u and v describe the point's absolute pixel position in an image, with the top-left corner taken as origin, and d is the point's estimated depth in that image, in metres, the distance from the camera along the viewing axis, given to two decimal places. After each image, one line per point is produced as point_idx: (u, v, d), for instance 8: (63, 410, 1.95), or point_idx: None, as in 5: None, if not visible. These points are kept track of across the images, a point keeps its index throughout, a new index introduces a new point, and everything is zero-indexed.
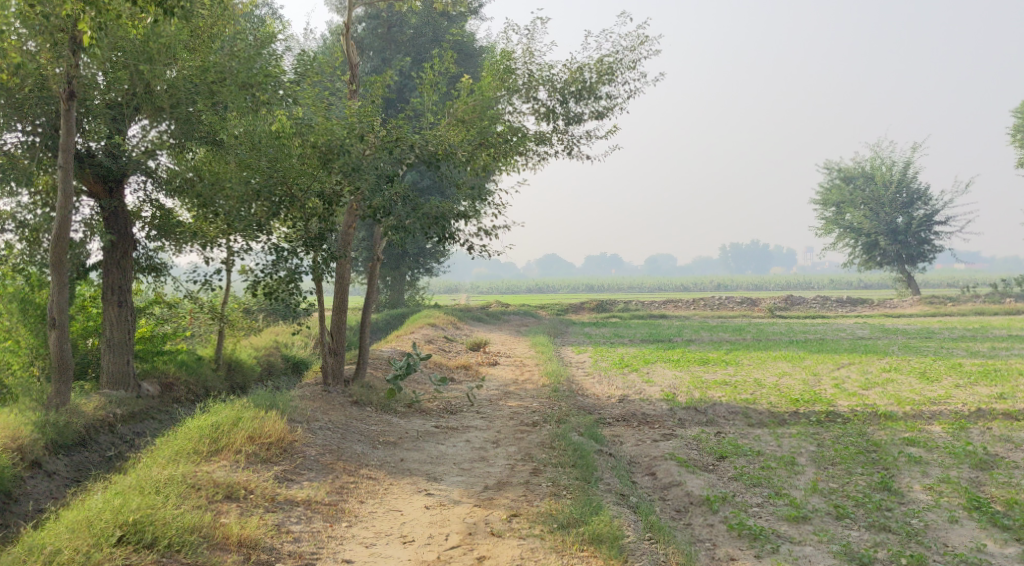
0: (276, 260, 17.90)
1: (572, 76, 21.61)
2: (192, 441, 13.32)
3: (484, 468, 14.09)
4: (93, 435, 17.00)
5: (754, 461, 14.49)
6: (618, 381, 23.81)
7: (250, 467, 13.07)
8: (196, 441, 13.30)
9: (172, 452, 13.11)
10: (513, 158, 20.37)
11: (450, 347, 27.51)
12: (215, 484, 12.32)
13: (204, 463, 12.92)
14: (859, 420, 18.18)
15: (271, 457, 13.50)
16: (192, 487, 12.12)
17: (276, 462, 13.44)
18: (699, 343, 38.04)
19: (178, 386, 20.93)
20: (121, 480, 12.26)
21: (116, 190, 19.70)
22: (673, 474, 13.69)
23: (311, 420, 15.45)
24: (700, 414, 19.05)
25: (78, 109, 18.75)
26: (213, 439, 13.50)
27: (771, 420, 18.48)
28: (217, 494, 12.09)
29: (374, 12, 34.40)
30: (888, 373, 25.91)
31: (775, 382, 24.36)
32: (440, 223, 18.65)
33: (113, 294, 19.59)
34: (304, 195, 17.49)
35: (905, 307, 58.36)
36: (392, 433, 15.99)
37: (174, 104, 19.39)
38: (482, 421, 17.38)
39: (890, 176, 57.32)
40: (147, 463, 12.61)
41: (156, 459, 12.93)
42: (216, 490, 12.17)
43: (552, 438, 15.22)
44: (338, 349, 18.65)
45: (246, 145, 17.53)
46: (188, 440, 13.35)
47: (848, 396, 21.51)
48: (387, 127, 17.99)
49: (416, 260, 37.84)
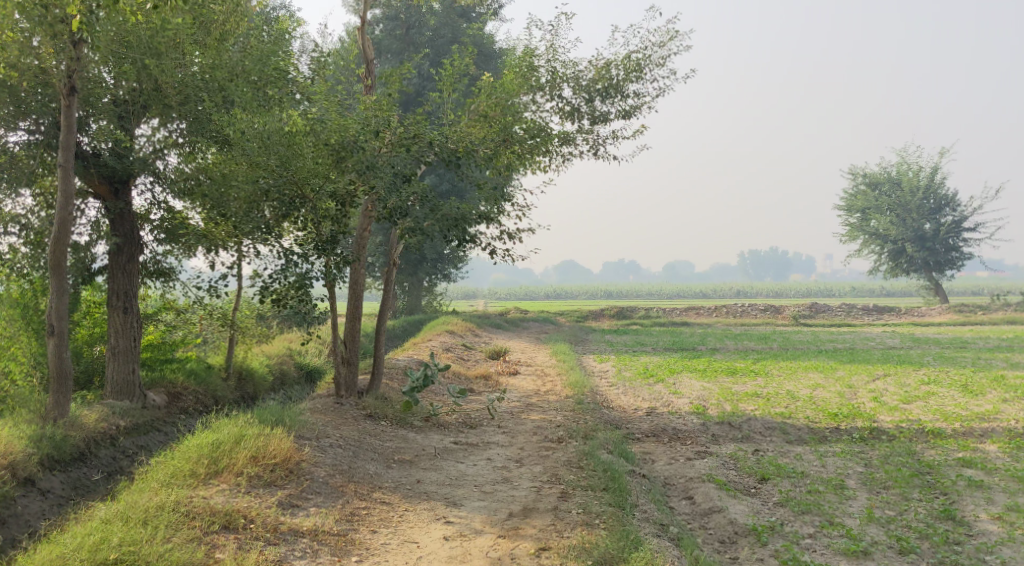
0: (285, 265, 16.71)
1: (598, 73, 20.61)
2: (190, 462, 12.40)
3: (508, 491, 13.03)
4: (93, 449, 16.10)
5: (800, 484, 13.36)
6: (644, 393, 22.80)
7: (252, 491, 12.10)
8: (195, 462, 12.37)
9: (168, 475, 12.19)
10: (537, 158, 19.38)
11: (468, 356, 26.56)
12: (212, 512, 11.38)
13: (202, 488, 11.98)
14: (905, 438, 17.09)
15: (275, 480, 12.50)
16: (186, 517, 11.19)
17: (281, 485, 12.44)
18: (725, 352, 36.96)
19: (186, 397, 20.06)
20: (112, 506, 11.38)
21: (123, 190, 18.88)
22: (713, 499, 12.59)
23: (320, 436, 14.43)
24: (735, 429, 17.96)
25: (83, 106, 17.92)
26: (213, 460, 12.56)
27: (811, 437, 17.37)
28: (214, 524, 11.17)
29: (392, 13, 33.05)
30: (928, 387, 24.78)
31: (810, 395, 23.30)
32: (460, 226, 17.67)
33: (118, 300, 18.73)
34: (317, 196, 16.39)
35: (933, 315, 57.08)
36: (408, 451, 14.97)
37: (183, 101, 18.50)
38: (504, 437, 16.35)
39: (918, 182, 55.92)
40: (138, 489, 11.70)
41: (151, 483, 12.03)
42: (213, 519, 11.26)
43: (580, 458, 14.18)
44: (351, 359, 17.67)
45: (255, 142, 16.24)
46: (186, 461, 12.44)
47: (889, 411, 20.39)
48: (405, 123, 16.93)
49: (433, 265, 36.92)
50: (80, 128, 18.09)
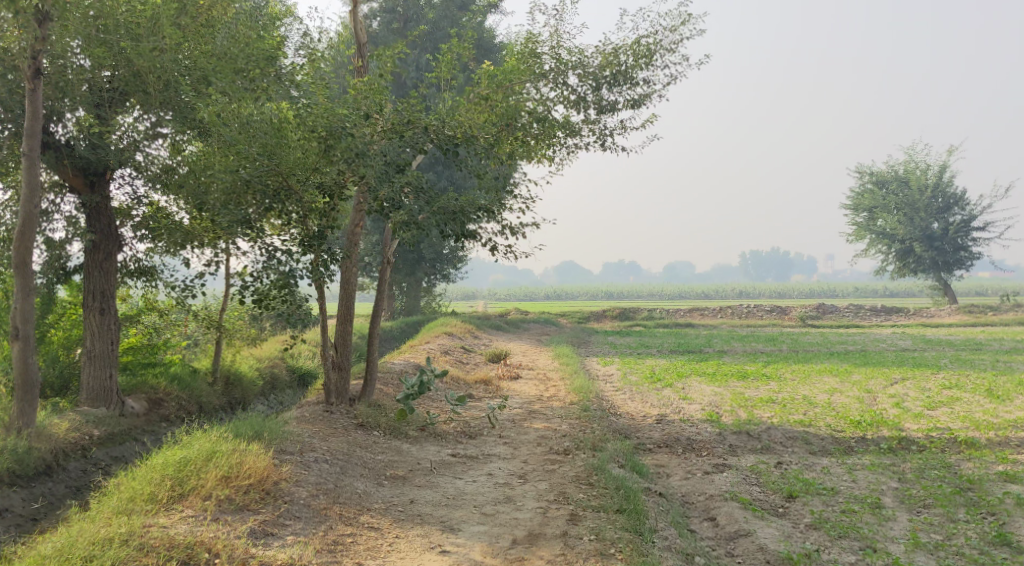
0: (267, 263, 15.45)
1: (606, 59, 19.41)
2: (151, 484, 11.31)
3: (511, 513, 11.83)
4: (61, 462, 14.96)
5: (833, 502, 12.17)
6: (652, 399, 21.59)
7: (220, 518, 10.99)
8: (157, 484, 11.27)
9: (126, 498, 11.11)
10: (540, 150, 18.16)
11: (467, 359, 25.35)
12: (171, 545, 10.30)
13: (163, 515, 10.89)
14: (937, 449, 15.90)
15: (249, 503, 11.37)
16: (140, 553, 10.12)
17: (255, 510, 11.30)
18: (734, 354, 35.73)
19: (168, 404, 18.80)
20: (59, 538, 10.34)
21: (99, 183, 17.68)
22: (738, 521, 11.44)
23: (305, 450, 13.24)
24: (754, 439, 16.74)
25: (55, 94, 16.76)
26: (179, 482, 11.45)
27: (837, 447, 16.17)
28: (172, 560, 10.09)
29: (389, 5, 32.07)
30: (951, 392, 23.57)
31: (827, 400, 22.10)
32: (459, 219, 16.34)
33: (94, 300, 17.59)
34: (303, 188, 15.20)
35: (943, 315, 55.86)
36: (402, 465, 13.75)
37: (163, 88, 17.29)
38: (505, 449, 15.13)
39: (926, 180, 54.70)
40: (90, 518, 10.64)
41: (108, 508, 10.96)
42: (170, 554, 10.17)
43: (589, 473, 12.98)
44: (343, 364, 16.52)
45: (235, 127, 15.04)
46: (147, 483, 11.34)
47: (915, 419, 19.17)
48: (399, 107, 15.68)
49: (432, 265, 35.76)
50: (54, 118, 16.98)
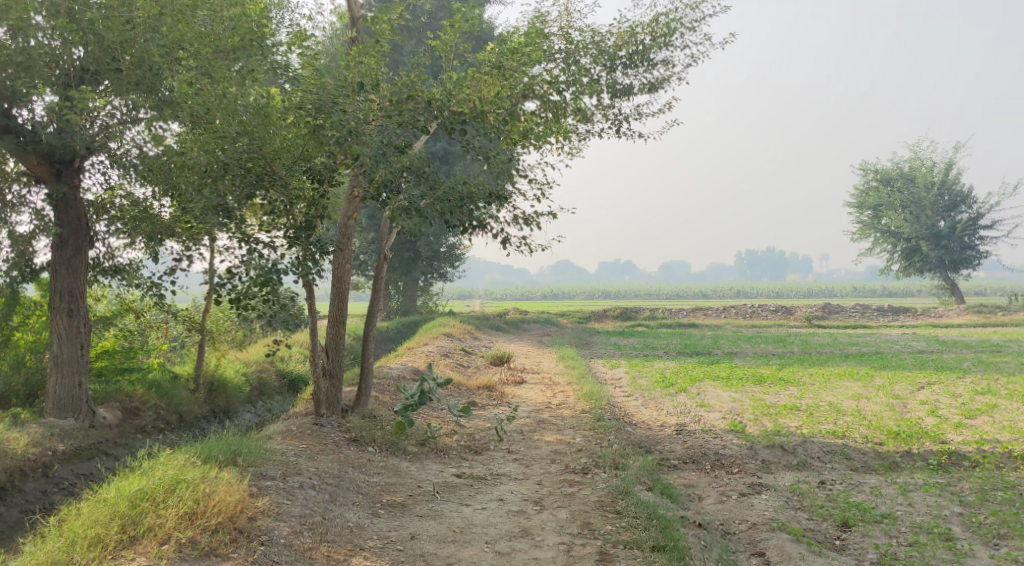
0: (247, 254, 13.67)
1: (621, 38, 17.84)
2: (99, 524, 9.88)
3: (529, 551, 10.41)
4: (17, 483, 13.47)
5: (896, 532, 10.83)
6: (668, 405, 19.97)
7: None
8: (104, 526, 9.82)
9: (67, 542, 9.70)
10: (551, 136, 16.59)
11: (467, 363, 23.74)
12: None
13: None
14: (992, 465, 14.37)
15: (217, 548, 9.90)
16: None
17: (223, 556, 9.85)
18: (746, 357, 34.11)
19: (145, 413, 17.11)
20: None
21: (66, 172, 16.07)
22: (793, 558, 10.34)
23: (289, 474, 11.67)
24: (788, 454, 14.99)
25: (18, 74, 15.15)
26: (132, 523, 9.96)
27: (880, 463, 14.65)
28: None
29: None
30: (985, 398, 21.94)
31: (855, 406, 20.52)
32: (465, 206, 14.76)
33: (62, 301, 15.94)
34: (289, 173, 13.72)
35: (952, 316, 54.34)
36: (400, 489, 12.14)
37: (138, 65, 15.74)
38: (516, 467, 13.59)
39: (932, 177, 53.19)
40: None
41: (45, 555, 9.57)
42: None
43: (614, 498, 11.55)
44: (334, 371, 14.89)
45: (214, 104, 13.44)
46: (94, 522, 9.91)
47: (957, 428, 17.60)
48: (396, 82, 14.15)
49: (428, 264, 34.14)
50: (18, 101, 15.37)
